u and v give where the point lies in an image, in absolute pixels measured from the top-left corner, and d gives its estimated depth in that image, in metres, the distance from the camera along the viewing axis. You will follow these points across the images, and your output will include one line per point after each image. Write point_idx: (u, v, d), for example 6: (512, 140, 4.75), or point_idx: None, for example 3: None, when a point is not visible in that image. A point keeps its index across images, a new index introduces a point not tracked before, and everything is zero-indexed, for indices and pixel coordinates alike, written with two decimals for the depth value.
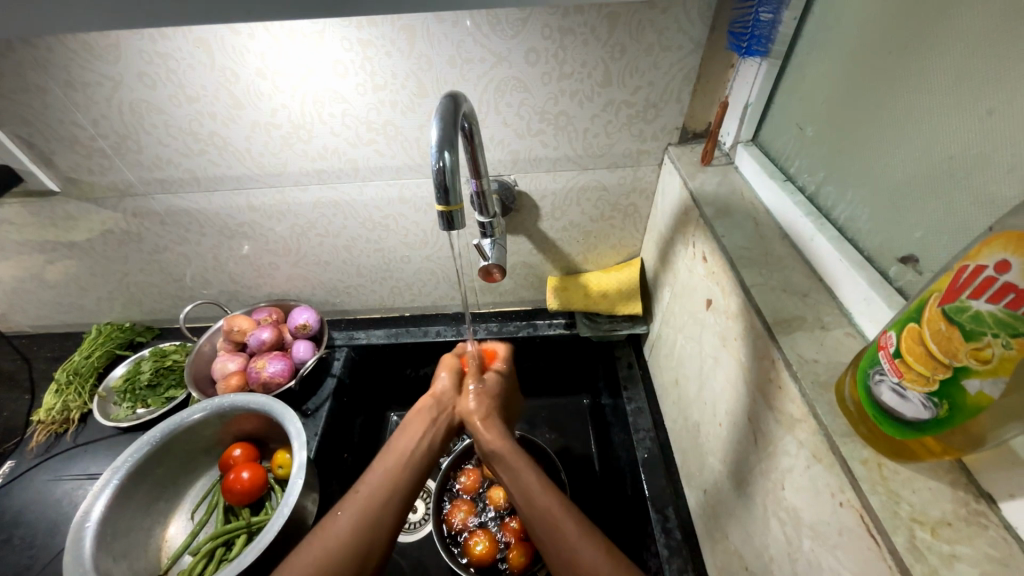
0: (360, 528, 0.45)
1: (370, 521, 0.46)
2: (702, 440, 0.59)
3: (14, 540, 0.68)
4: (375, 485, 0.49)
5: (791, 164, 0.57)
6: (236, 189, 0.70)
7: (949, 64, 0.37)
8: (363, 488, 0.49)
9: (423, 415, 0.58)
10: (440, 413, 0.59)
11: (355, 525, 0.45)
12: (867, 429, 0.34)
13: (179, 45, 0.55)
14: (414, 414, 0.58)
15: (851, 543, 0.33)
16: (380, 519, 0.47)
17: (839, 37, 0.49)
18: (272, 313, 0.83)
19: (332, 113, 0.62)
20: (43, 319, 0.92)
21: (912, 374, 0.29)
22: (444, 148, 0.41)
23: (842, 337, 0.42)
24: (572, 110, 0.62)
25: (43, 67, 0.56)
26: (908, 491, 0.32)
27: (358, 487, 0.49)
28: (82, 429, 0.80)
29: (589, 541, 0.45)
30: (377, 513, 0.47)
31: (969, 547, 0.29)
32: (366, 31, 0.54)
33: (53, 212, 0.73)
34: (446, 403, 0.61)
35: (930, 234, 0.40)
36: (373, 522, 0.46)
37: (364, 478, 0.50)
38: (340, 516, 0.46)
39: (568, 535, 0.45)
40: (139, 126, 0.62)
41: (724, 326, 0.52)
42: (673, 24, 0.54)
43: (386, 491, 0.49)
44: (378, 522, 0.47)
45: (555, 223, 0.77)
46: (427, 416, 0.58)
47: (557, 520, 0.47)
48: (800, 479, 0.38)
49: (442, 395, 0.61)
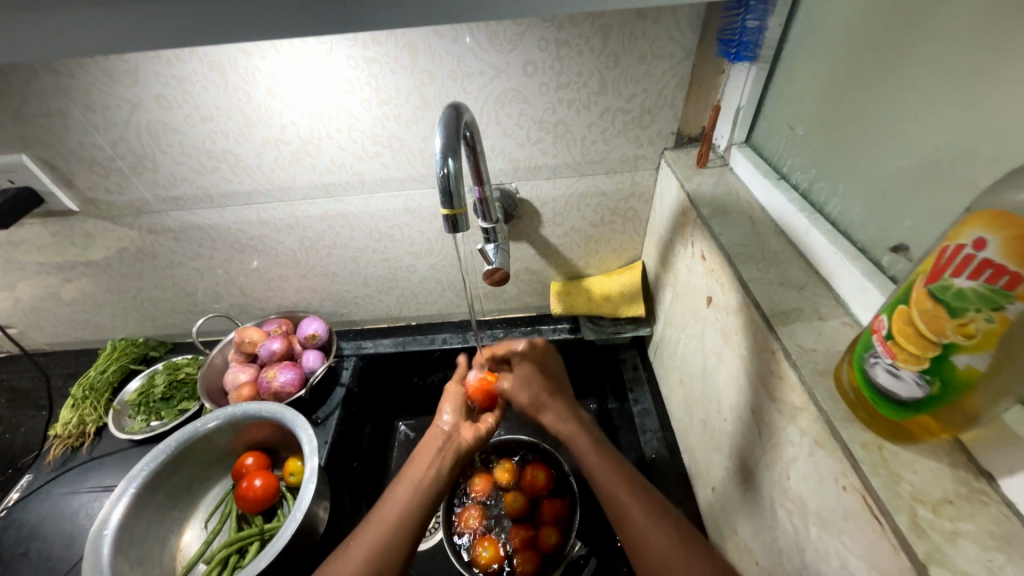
0: (371, 558, 0.47)
1: (379, 550, 0.48)
2: (708, 437, 0.59)
3: (31, 553, 0.69)
4: (385, 514, 0.51)
5: (784, 163, 0.59)
6: (247, 204, 0.73)
7: (928, 63, 0.39)
8: (374, 519, 0.51)
9: (428, 447, 0.59)
10: (446, 444, 0.60)
11: (365, 554, 0.47)
12: (865, 414, 0.35)
13: (194, 68, 0.58)
14: (420, 447, 0.59)
15: (856, 526, 0.33)
16: (389, 548, 0.48)
17: (824, 40, 0.51)
18: (282, 324, 0.85)
19: (340, 128, 0.64)
20: (59, 337, 0.95)
21: (904, 354, 0.30)
22: (448, 155, 0.43)
23: (839, 326, 0.43)
24: (570, 118, 0.64)
25: (66, 92, 0.59)
26: (909, 472, 0.32)
27: (371, 517, 0.51)
28: (97, 443, 0.81)
29: (658, 527, 0.47)
30: (386, 542, 0.48)
31: (970, 524, 0.30)
32: (371, 49, 0.57)
33: (72, 231, 0.76)
34: (451, 433, 0.61)
35: (919, 224, 0.41)
36: (381, 551, 0.48)
37: (375, 508, 0.52)
38: (353, 547, 0.48)
39: (637, 520, 0.48)
40: (155, 146, 0.65)
41: (725, 322, 0.53)
42: (664, 33, 0.57)
43: (396, 520, 0.50)
44: (387, 551, 0.48)
45: (556, 229, 0.79)
46: (432, 446, 0.59)
47: (625, 504, 0.49)
48: (804, 468, 0.39)
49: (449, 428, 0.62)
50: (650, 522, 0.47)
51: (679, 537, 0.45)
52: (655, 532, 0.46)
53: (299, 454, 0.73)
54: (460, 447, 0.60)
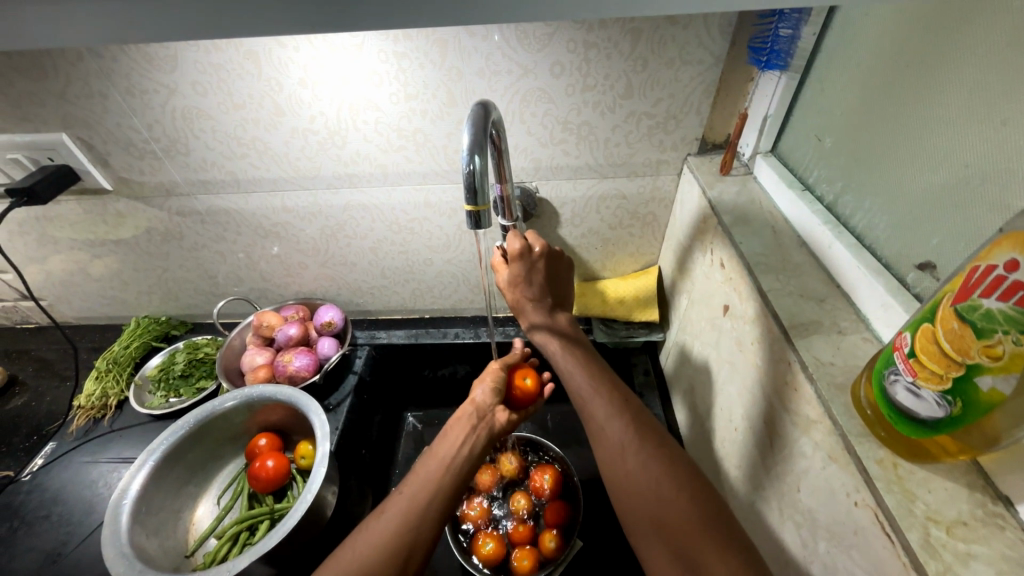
0: (402, 528, 0.48)
1: (409, 521, 0.49)
2: (718, 445, 0.59)
3: (53, 517, 0.72)
4: (416, 488, 0.52)
5: (810, 174, 0.58)
6: (272, 191, 0.75)
7: (968, 77, 0.38)
8: (406, 491, 0.52)
9: (462, 423, 0.59)
10: (480, 421, 0.60)
11: (395, 526, 0.48)
12: (883, 431, 0.35)
13: (230, 56, 0.59)
14: (454, 422, 0.59)
15: (866, 542, 0.33)
16: (419, 521, 0.49)
17: (857, 51, 0.51)
18: (299, 310, 0.87)
19: (367, 121, 0.65)
20: (86, 312, 0.98)
21: (926, 373, 0.30)
22: (474, 152, 0.43)
23: (859, 341, 0.43)
24: (594, 120, 0.64)
25: (108, 75, 0.61)
26: (924, 491, 0.32)
27: (402, 490, 0.53)
28: (118, 416, 0.84)
29: (619, 423, 0.49)
30: (418, 515, 0.50)
31: (986, 547, 0.29)
32: (401, 44, 0.58)
33: (105, 210, 0.78)
34: (485, 412, 0.61)
35: (947, 242, 0.40)
36: (412, 523, 0.49)
37: (407, 482, 0.53)
38: (384, 517, 0.49)
39: (597, 412, 0.51)
40: (189, 131, 0.67)
41: (741, 330, 0.52)
42: (694, 39, 0.57)
43: (427, 496, 0.51)
44: (416, 523, 0.49)
45: (574, 229, 0.79)
46: (467, 423, 0.59)
47: (590, 402, 0.52)
48: (816, 481, 0.39)
49: (481, 403, 0.62)
50: (611, 416, 0.50)
51: (643, 435, 0.48)
52: (617, 427, 0.49)
53: (311, 437, 0.75)
54: (493, 427, 0.60)
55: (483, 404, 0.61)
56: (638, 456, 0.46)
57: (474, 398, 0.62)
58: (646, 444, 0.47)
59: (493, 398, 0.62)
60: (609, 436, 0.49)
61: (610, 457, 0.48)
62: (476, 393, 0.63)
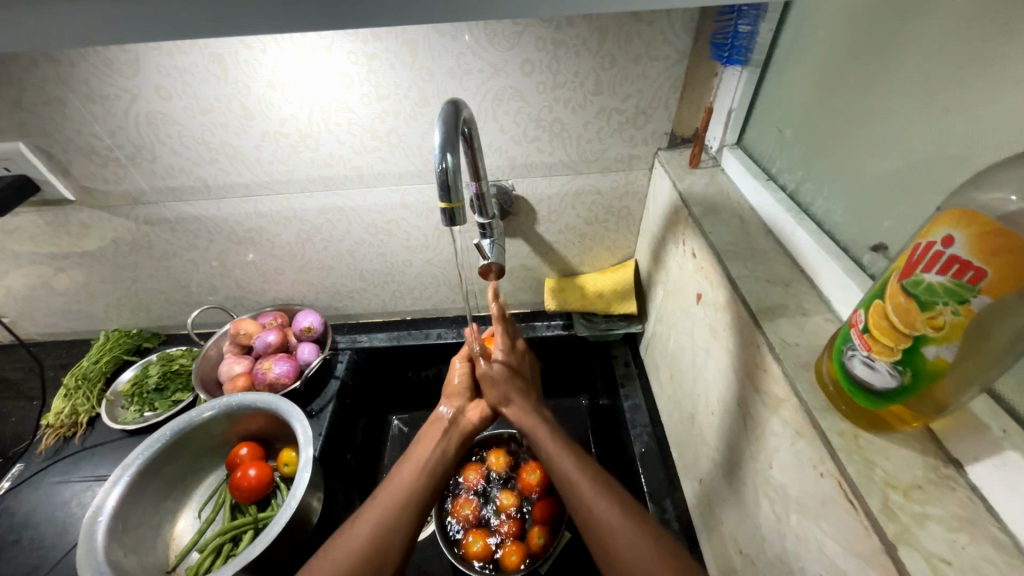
0: (380, 531, 0.48)
1: (385, 523, 0.49)
2: (696, 430, 0.61)
3: (23, 541, 0.69)
4: (392, 493, 0.52)
5: (773, 164, 0.61)
6: (245, 196, 0.73)
7: (912, 68, 0.41)
8: (381, 496, 0.52)
9: (435, 427, 0.62)
10: (451, 427, 0.63)
11: (372, 529, 0.48)
12: (845, 406, 0.36)
13: (195, 60, 0.58)
14: (428, 426, 0.62)
15: (832, 511, 0.35)
16: (395, 525, 0.50)
17: (812, 45, 0.53)
18: (277, 317, 0.85)
19: (339, 122, 0.65)
20: (52, 327, 0.94)
21: (879, 346, 0.32)
22: (447, 150, 0.44)
23: (822, 322, 0.45)
24: (566, 117, 0.66)
25: (65, 81, 0.59)
26: (883, 459, 0.34)
27: (376, 496, 0.53)
28: (89, 433, 0.81)
29: (607, 502, 0.48)
30: (395, 517, 0.50)
31: (939, 508, 0.31)
32: (371, 45, 0.58)
33: (68, 221, 0.76)
34: (456, 417, 0.64)
35: (898, 224, 0.43)
36: (388, 526, 0.49)
37: (382, 487, 0.54)
38: (359, 522, 0.49)
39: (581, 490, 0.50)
40: (154, 137, 0.66)
41: (714, 317, 0.54)
42: (659, 36, 0.58)
43: (403, 500, 0.52)
44: (392, 525, 0.49)
45: (552, 226, 0.80)
46: (439, 427, 0.62)
47: (570, 473, 0.52)
48: (786, 457, 0.40)
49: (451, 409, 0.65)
50: (599, 495, 0.49)
51: (630, 516, 0.47)
52: (606, 506, 0.48)
53: (293, 444, 0.74)
54: (464, 430, 0.64)
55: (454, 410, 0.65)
56: (631, 537, 0.45)
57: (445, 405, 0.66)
58: (635, 525, 0.46)
59: (463, 403, 0.66)
60: (599, 516, 0.47)
61: (602, 540, 0.46)
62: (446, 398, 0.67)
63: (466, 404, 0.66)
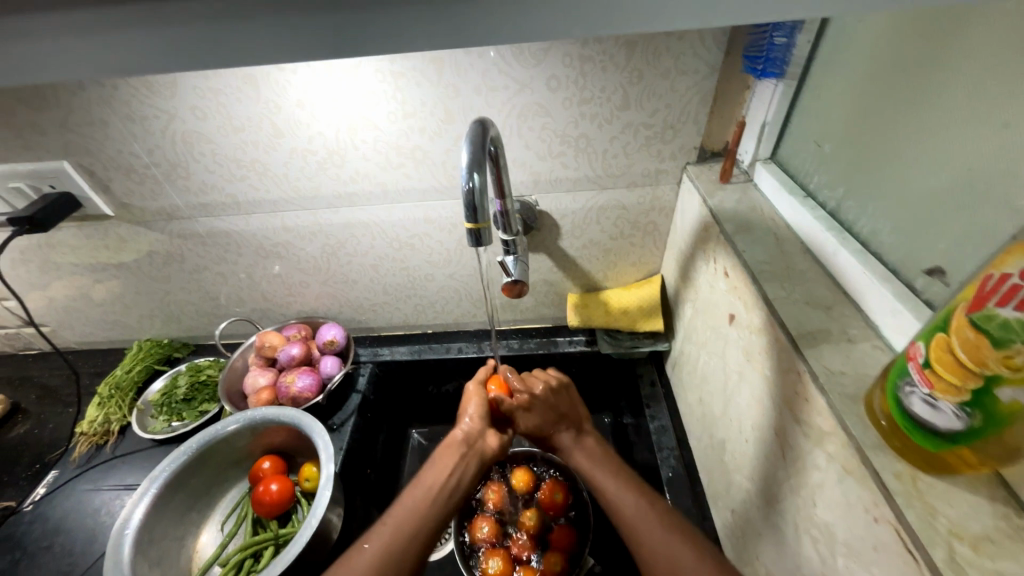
0: (387, 558, 0.47)
1: (392, 552, 0.48)
2: (729, 457, 0.58)
3: (55, 548, 0.70)
4: (399, 519, 0.51)
5: (811, 180, 0.58)
6: (273, 212, 0.75)
7: (968, 81, 0.38)
8: (389, 521, 0.51)
9: (450, 452, 0.60)
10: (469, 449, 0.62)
11: (378, 556, 0.47)
12: (899, 443, 0.34)
13: (229, 81, 0.60)
14: (441, 450, 0.61)
15: (888, 560, 0.32)
16: (403, 553, 0.48)
17: (853, 57, 0.51)
18: (301, 329, 0.86)
19: (365, 139, 0.65)
20: (88, 336, 0.98)
21: (942, 384, 0.30)
22: (473, 170, 0.43)
23: (869, 350, 0.42)
24: (592, 132, 0.65)
25: (108, 103, 0.62)
26: (945, 505, 0.31)
27: (384, 521, 0.52)
28: (121, 441, 0.83)
29: (694, 554, 0.44)
30: (403, 543, 0.49)
31: (1014, 564, 0.28)
32: (398, 64, 0.58)
33: (106, 234, 0.78)
34: (474, 440, 0.63)
35: (955, 247, 0.40)
36: (394, 556, 0.48)
37: (389, 513, 0.53)
38: (365, 549, 0.48)
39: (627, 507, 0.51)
40: (189, 154, 0.67)
41: (748, 340, 0.52)
42: (690, 50, 0.57)
43: (412, 525, 0.51)
44: (399, 555, 0.48)
45: (575, 241, 0.79)
46: (454, 452, 0.61)
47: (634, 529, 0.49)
48: (832, 495, 0.38)
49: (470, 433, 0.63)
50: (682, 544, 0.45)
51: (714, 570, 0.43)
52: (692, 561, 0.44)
53: (314, 459, 0.74)
54: (482, 455, 0.62)
55: (471, 431, 0.63)
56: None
57: (461, 426, 0.64)
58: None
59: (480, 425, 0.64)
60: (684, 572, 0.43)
61: None
62: (463, 421, 0.65)
63: (484, 427, 0.65)
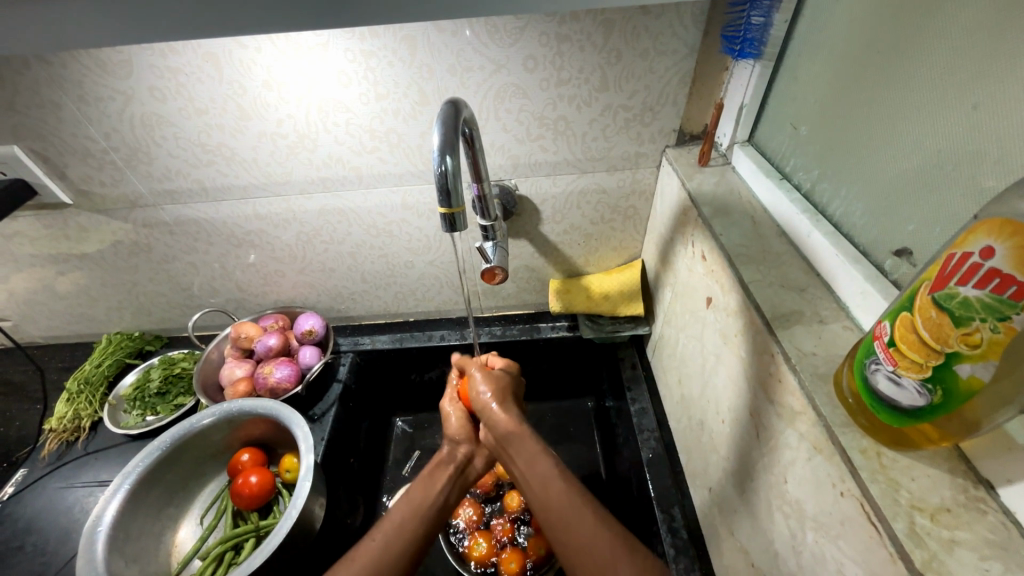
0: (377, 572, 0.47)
1: (382, 566, 0.48)
2: (706, 438, 0.59)
3: (26, 547, 0.69)
4: (390, 533, 0.51)
5: (787, 163, 0.58)
6: (243, 198, 0.72)
7: (940, 61, 0.38)
8: (379, 534, 0.51)
9: (441, 472, 0.61)
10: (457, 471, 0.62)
11: (369, 569, 0.47)
12: (865, 420, 0.35)
13: (188, 60, 0.56)
14: (433, 469, 0.61)
15: (853, 532, 0.33)
16: (393, 566, 0.49)
17: (829, 37, 0.50)
18: (278, 319, 0.84)
19: (337, 122, 0.63)
20: (54, 330, 0.94)
21: (906, 362, 0.30)
22: (446, 153, 0.42)
23: (840, 330, 0.43)
24: (570, 115, 0.63)
25: (58, 82, 0.58)
26: (908, 479, 0.32)
27: (374, 534, 0.51)
28: (92, 437, 0.81)
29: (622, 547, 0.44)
30: (393, 557, 0.49)
31: (969, 532, 0.30)
32: (368, 42, 0.56)
33: (66, 223, 0.75)
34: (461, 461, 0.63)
35: (923, 228, 0.40)
36: (385, 568, 0.48)
37: (379, 526, 0.52)
38: (355, 560, 0.48)
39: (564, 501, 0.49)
40: (150, 138, 0.64)
41: (724, 323, 0.52)
42: (668, 29, 0.56)
43: (402, 539, 0.51)
44: (388, 569, 0.48)
45: (556, 226, 0.78)
46: (445, 471, 0.61)
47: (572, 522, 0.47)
48: (802, 472, 0.39)
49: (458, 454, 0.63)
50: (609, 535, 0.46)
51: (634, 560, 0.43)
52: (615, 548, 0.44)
53: (295, 450, 0.73)
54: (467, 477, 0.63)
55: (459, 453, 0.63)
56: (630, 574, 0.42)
57: (450, 446, 0.64)
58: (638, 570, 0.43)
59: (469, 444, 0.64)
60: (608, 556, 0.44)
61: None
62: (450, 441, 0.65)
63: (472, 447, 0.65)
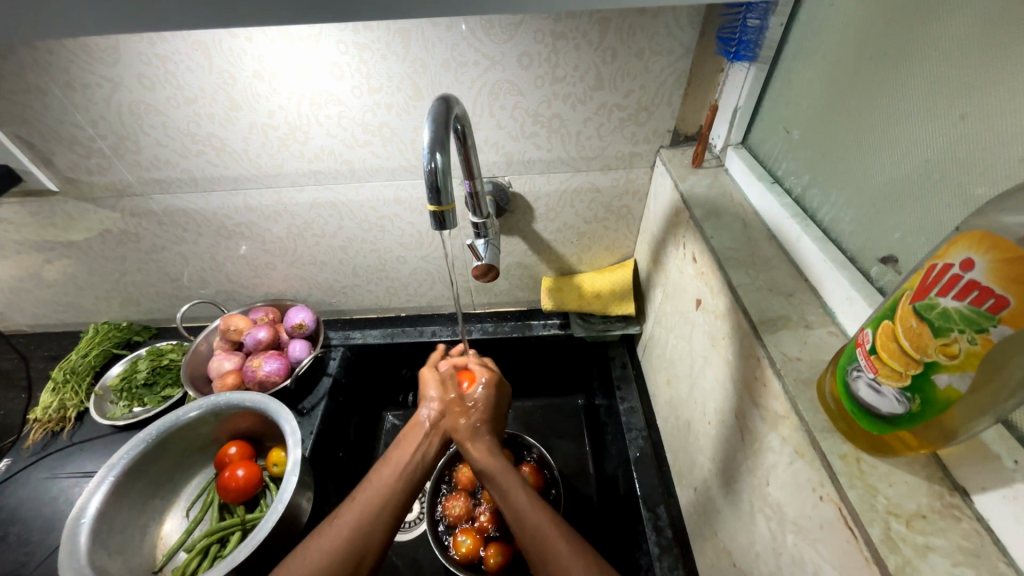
0: (356, 533, 0.48)
1: (362, 526, 0.48)
2: (692, 438, 0.59)
3: (9, 538, 0.68)
4: (371, 492, 0.51)
5: (779, 166, 0.59)
6: (233, 189, 0.71)
7: (930, 69, 0.38)
8: (359, 496, 0.51)
9: (415, 433, 0.59)
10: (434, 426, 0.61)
11: (349, 530, 0.48)
12: (845, 425, 0.35)
13: (177, 48, 0.55)
14: (407, 432, 0.60)
15: (831, 536, 0.33)
16: (373, 524, 0.49)
17: (823, 42, 0.50)
18: (269, 312, 0.83)
19: (329, 115, 0.62)
20: (41, 319, 0.93)
21: (887, 370, 0.31)
22: (436, 149, 0.41)
23: (825, 335, 0.43)
24: (565, 113, 0.63)
25: (42, 68, 0.57)
26: (885, 485, 0.33)
27: (356, 495, 0.51)
28: (78, 428, 0.80)
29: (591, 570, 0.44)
30: (371, 519, 0.49)
31: (943, 539, 0.30)
32: (362, 35, 0.55)
33: (52, 212, 0.74)
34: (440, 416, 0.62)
35: (910, 235, 0.41)
36: (365, 529, 0.48)
37: (361, 487, 0.52)
38: (338, 523, 0.48)
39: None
40: (138, 127, 0.63)
41: (713, 325, 0.53)
42: (664, 29, 0.56)
43: (382, 499, 0.51)
44: (370, 528, 0.48)
45: (549, 224, 0.78)
46: (419, 433, 0.60)
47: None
48: (784, 475, 0.39)
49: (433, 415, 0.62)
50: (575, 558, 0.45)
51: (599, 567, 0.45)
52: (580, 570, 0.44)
53: (283, 444, 0.73)
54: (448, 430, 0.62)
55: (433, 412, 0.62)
56: None
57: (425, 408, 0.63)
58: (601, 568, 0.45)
59: (444, 404, 0.63)
60: None
61: None
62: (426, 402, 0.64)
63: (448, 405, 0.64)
